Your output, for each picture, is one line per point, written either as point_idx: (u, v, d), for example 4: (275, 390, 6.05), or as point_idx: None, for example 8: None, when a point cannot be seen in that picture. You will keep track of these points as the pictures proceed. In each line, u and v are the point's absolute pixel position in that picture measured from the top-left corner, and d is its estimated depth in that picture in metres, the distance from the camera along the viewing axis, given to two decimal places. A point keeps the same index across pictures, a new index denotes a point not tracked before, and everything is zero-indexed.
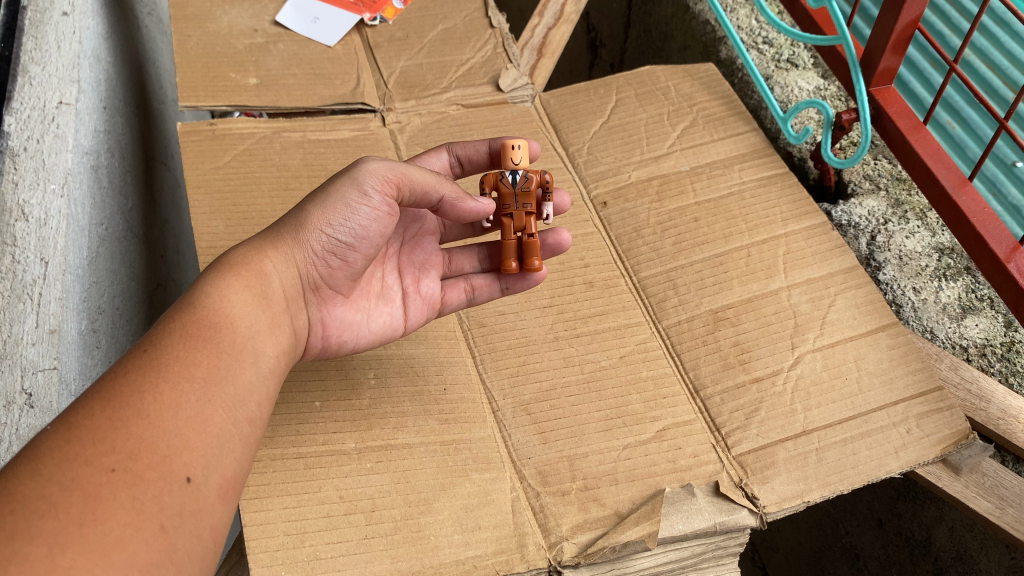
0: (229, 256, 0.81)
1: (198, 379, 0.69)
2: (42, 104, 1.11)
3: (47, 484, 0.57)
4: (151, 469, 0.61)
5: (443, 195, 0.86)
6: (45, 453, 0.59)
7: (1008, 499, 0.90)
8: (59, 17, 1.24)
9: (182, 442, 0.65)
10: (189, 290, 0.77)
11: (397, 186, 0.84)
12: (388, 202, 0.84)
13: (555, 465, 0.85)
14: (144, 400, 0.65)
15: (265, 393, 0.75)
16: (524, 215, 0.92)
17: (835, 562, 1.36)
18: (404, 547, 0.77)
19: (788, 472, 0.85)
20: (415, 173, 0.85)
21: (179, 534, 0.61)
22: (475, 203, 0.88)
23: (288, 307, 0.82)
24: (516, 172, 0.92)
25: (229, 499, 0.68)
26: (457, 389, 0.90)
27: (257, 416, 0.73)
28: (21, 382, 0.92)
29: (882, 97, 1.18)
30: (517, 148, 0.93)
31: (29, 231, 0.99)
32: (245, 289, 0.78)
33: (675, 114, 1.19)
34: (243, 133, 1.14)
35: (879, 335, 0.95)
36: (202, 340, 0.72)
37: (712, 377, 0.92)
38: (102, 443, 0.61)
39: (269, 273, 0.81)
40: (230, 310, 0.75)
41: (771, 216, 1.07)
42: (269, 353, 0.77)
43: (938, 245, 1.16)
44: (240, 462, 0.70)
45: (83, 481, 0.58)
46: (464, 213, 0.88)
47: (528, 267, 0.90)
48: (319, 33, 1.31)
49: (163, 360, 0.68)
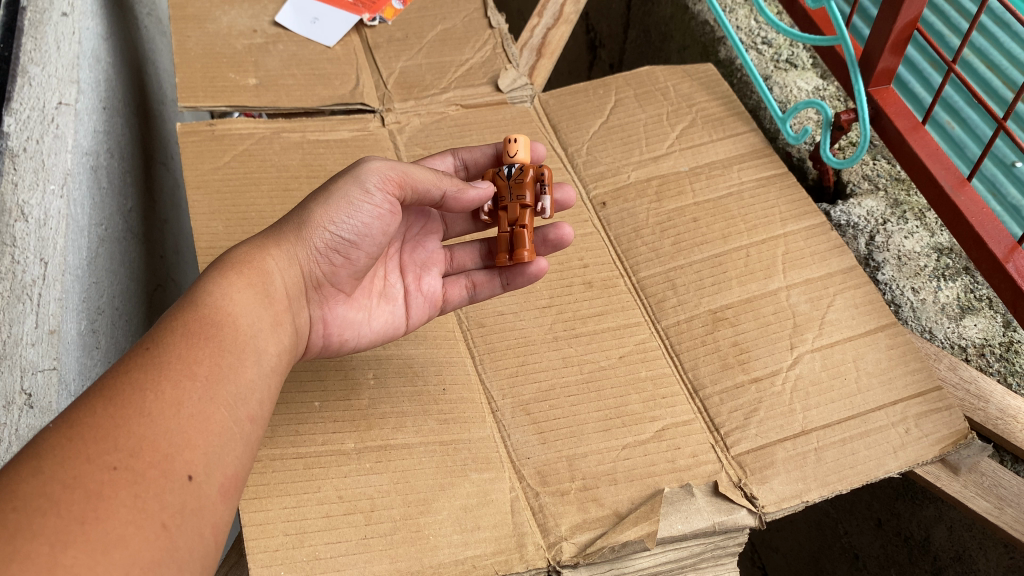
0: (231, 255, 0.81)
1: (200, 377, 0.69)
2: (42, 104, 1.11)
3: (49, 482, 0.58)
4: (153, 467, 0.62)
5: (444, 192, 0.88)
6: (47, 452, 0.59)
7: (1007, 499, 0.90)
8: (58, 18, 1.24)
9: (184, 441, 0.65)
10: (191, 288, 0.77)
11: (399, 185, 0.86)
12: (390, 201, 0.86)
13: (555, 465, 0.85)
14: (146, 398, 0.65)
15: (266, 392, 0.75)
16: (519, 207, 0.92)
17: (835, 561, 1.36)
18: (403, 548, 0.77)
19: (788, 472, 0.85)
20: (416, 171, 0.87)
21: (180, 533, 0.61)
22: (476, 190, 0.90)
23: (291, 306, 0.83)
24: (512, 166, 0.94)
25: (230, 498, 0.68)
26: (457, 389, 0.90)
27: (258, 415, 0.73)
28: (21, 383, 0.92)
29: (882, 97, 1.18)
30: (517, 142, 0.95)
31: (29, 231, 0.99)
32: (247, 287, 0.78)
33: (674, 114, 1.19)
34: (243, 133, 1.14)
35: (878, 334, 0.95)
36: (205, 337, 0.72)
37: (711, 377, 0.92)
38: (104, 441, 0.61)
39: (272, 271, 0.81)
40: (232, 308, 0.76)
41: (770, 216, 1.07)
42: (271, 352, 0.77)
43: (937, 245, 1.16)
44: (241, 460, 0.70)
45: (84, 479, 0.58)
46: (466, 203, 0.91)
47: (518, 258, 0.89)
48: (319, 33, 1.31)
49: (164, 358, 0.68)
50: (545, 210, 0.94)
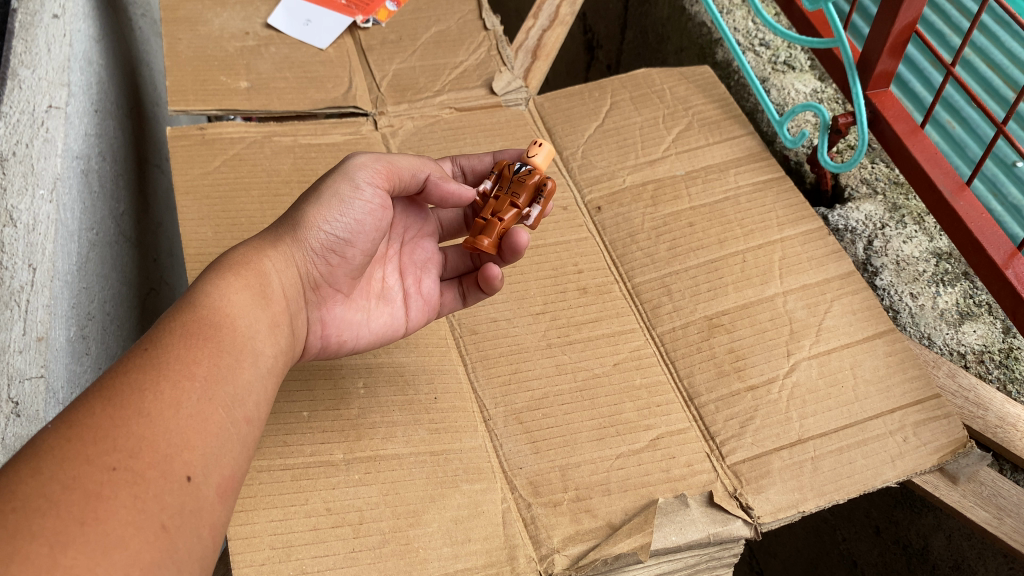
0: (229, 257, 0.80)
1: (198, 378, 0.68)
2: (31, 108, 1.09)
3: (48, 482, 0.56)
4: (152, 467, 0.60)
5: (428, 175, 0.91)
6: (47, 452, 0.58)
7: (1006, 508, 0.89)
8: (49, 20, 1.22)
9: (183, 441, 0.63)
10: (188, 290, 0.76)
11: (386, 176, 0.87)
12: (381, 194, 0.87)
13: (547, 475, 0.84)
14: (144, 399, 0.64)
15: (263, 394, 0.74)
16: (508, 202, 0.89)
17: (832, 568, 1.34)
18: (392, 561, 0.76)
19: (784, 481, 0.84)
20: (400, 160, 0.89)
21: (179, 534, 0.60)
22: (457, 186, 0.91)
23: (289, 307, 0.82)
24: (524, 165, 0.92)
25: (227, 499, 0.66)
26: (448, 399, 0.89)
27: (256, 417, 0.72)
28: (8, 391, 0.90)
29: (879, 100, 1.17)
30: (539, 147, 0.93)
31: (17, 237, 0.98)
32: (245, 289, 0.77)
33: (670, 117, 1.18)
34: (233, 137, 1.13)
35: (876, 342, 0.94)
36: (203, 338, 0.71)
37: (706, 385, 0.91)
38: (103, 441, 0.59)
39: (269, 272, 0.81)
40: (230, 309, 0.75)
41: (767, 221, 1.06)
42: (269, 353, 0.76)
43: (935, 250, 1.15)
44: (239, 462, 0.69)
45: (84, 479, 0.57)
46: (446, 196, 0.92)
47: (475, 241, 0.85)
48: (311, 36, 1.30)
49: (163, 359, 0.67)
50: (528, 215, 0.90)
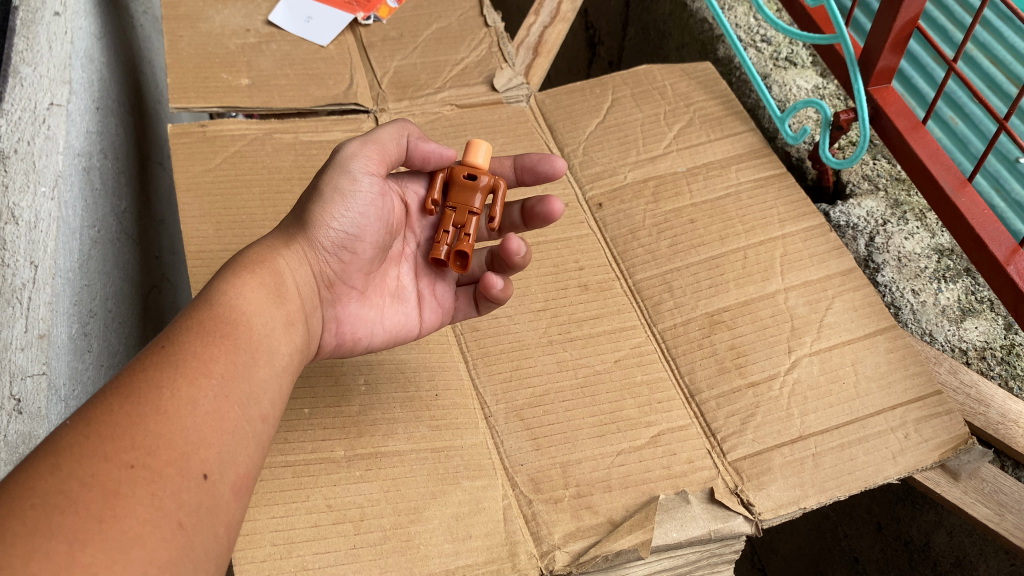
0: (243, 256, 0.81)
1: (215, 376, 0.68)
2: (34, 105, 1.10)
3: (65, 480, 0.56)
4: (169, 464, 0.60)
5: (409, 139, 0.91)
6: (64, 449, 0.58)
7: (1007, 505, 0.89)
8: (50, 17, 1.22)
9: (200, 438, 0.64)
10: (204, 289, 0.77)
11: (376, 161, 0.87)
12: (376, 181, 0.86)
13: (549, 471, 0.84)
14: (161, 396, 0.64)
15: (278, 392, 0.74)
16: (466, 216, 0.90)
17: (834, 564, 1.34)
18: (393, 557, 0.76)
19: (784, 478, 0.84)
20: (382, 135, 0.88)
21: (196, 532, 0.59)
22: (434, 147, 0.91)
23: (305, 305, 0.82)
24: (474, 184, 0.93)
25: (242, 499, 0.66)
26: (448, 396, 0.89)
27: (271, 415, 0.72)
28: (10, 388, 0.91)
29: (881, 96, 1.16)
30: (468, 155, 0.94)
31: (19, 234, 0.98)
32: (260, 287, 0.78)
33: (672, 113, 1.18)
34: (234, 134, 1.13)
35: (876, 338, 0.93)
36: (220, 336, 0.71)
37: (707, 382, 0.91)
38: (121, 439, 0.59)
39: (284, 271, 0.81)
40: (246, 307, 0.75)
41: (768, 217, 1.05)
42: (285, 352, 0.76)
43: (937, 246, 1.14)
44: (253, 460, 0.68)
45: (102, 476, 0.57)
46: (428, 158, 0.91)
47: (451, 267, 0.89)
48: (311, 33, 1.30)
49: (180, 357, 0.68)
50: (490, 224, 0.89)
